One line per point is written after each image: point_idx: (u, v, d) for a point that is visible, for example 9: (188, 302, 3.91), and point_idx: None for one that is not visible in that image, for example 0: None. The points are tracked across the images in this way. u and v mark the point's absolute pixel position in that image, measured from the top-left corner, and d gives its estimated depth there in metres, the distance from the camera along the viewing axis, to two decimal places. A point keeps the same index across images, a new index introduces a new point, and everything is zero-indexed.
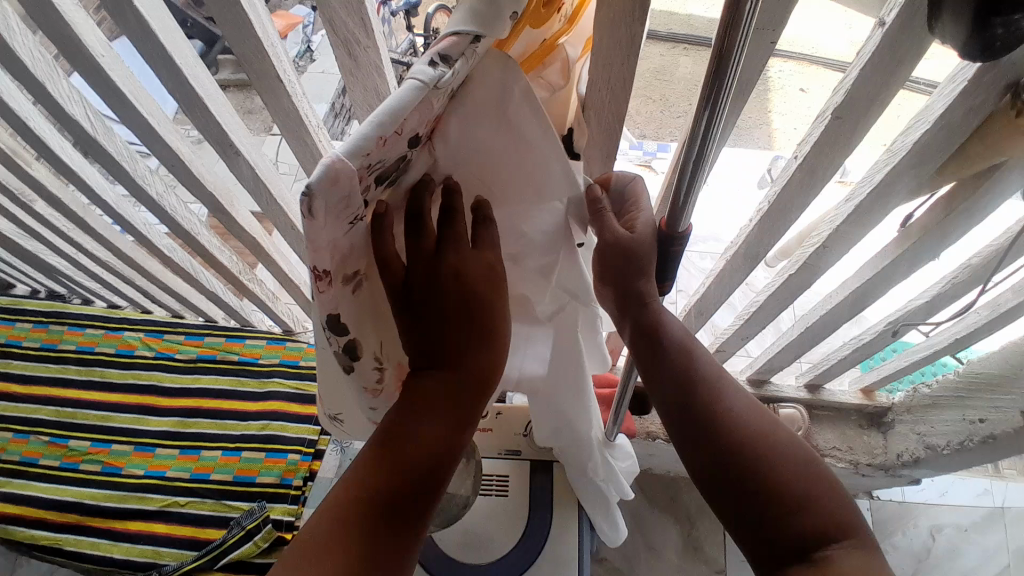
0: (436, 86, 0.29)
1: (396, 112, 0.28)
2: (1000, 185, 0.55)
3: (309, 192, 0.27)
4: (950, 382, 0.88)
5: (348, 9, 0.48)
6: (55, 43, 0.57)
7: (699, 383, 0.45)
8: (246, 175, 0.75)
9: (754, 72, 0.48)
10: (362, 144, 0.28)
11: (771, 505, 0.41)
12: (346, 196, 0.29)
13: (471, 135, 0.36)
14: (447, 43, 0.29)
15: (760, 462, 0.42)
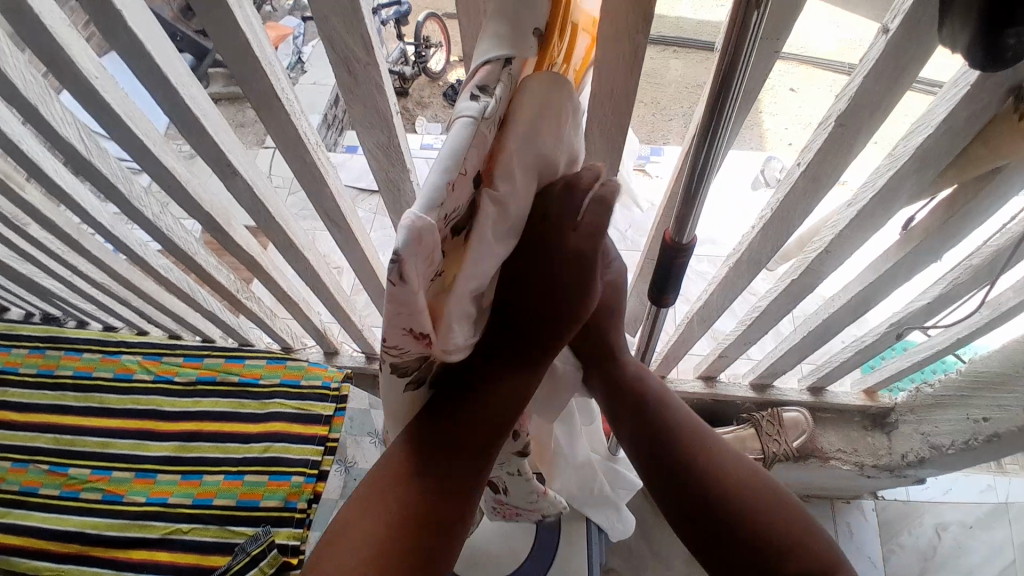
0: (484, 117, 0.28)
1: (457, 151, 0.27)
2: (1002, 188, 0.56)
3: (398, 259, 0.26)
4: (952, 382, 0.88)
5: (346, 26, 0.47)
6: (44, 63, 0.56)
7: (680, 430, 0.48)
8: (245, 197, 0.75)
9: (758, 83, 0.48)
10: (436, 194, 0.26)
11: (756, 549, 0.44)
12: (430, 254, 0.28)
13: (529, 159, 0.32)
14: (482, 72, 0.29)
15: (742, 508, 0.45)
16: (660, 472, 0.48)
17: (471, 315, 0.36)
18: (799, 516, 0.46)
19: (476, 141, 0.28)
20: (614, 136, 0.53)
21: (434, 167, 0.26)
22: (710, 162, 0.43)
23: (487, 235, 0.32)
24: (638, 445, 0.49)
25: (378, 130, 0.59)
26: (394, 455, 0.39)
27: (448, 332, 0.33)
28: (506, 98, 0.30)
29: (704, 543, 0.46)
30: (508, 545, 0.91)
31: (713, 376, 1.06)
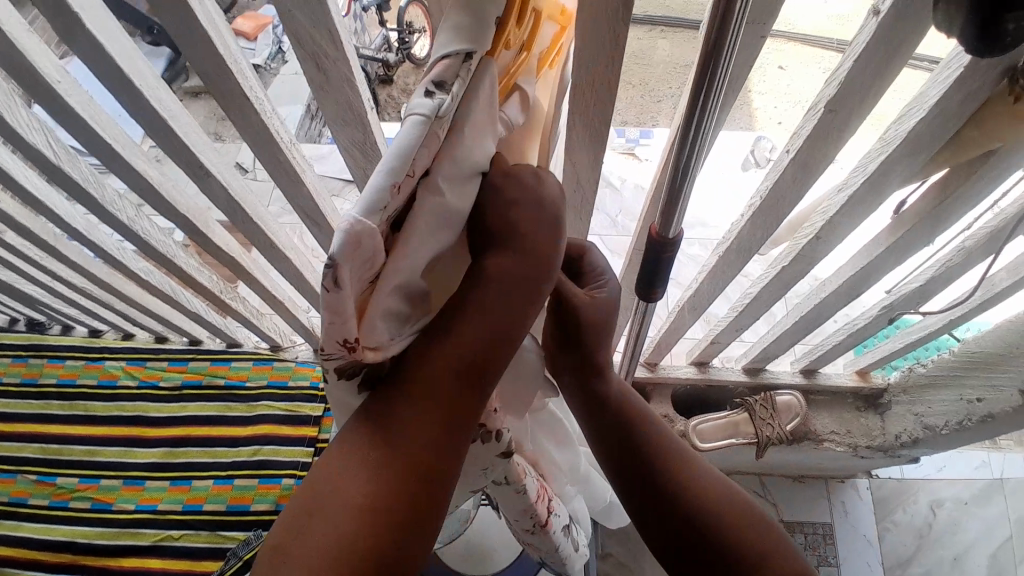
0: (437, 116, 0.29)
1: (405, 153, 0.28)
2: (995, 171, 0.54)
3: (332, 262, 0.27)
4: (946, 361, 0.88)
5: (313, 21, 0.45)
6: (7, 72, 0.54)
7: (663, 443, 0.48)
8: (220, 197, 0.73)
9: (745, 68, 0.46)
10: (378, 197, 0.28)
11: (737, 565, 0.44)
12: (369, 256, 0.30)
13: (469, 154, 0.33)
14: (441, 68, 0.30)
15: (724, 525, 0.45)
16: (642, 489, 0.47)
17: (402, 312, 0.35)
18: (775, 529, 0.47)
19: (426, 140, 0.29)
20: (596, 128, 0.51)
21: (380, 171, 0.28)
22: (694, 158, 0.41)
23: (423, 235, 0.33)
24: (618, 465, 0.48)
25: (352, 127, 0.57)
26: (356, 433, 0.33)
27: (372, 330, 0.33)
28: (461, 97, 0.31)
29: (688, 560, 0.46)
30: (503, 539, 0.91)
31: (706, 362, 1.05)
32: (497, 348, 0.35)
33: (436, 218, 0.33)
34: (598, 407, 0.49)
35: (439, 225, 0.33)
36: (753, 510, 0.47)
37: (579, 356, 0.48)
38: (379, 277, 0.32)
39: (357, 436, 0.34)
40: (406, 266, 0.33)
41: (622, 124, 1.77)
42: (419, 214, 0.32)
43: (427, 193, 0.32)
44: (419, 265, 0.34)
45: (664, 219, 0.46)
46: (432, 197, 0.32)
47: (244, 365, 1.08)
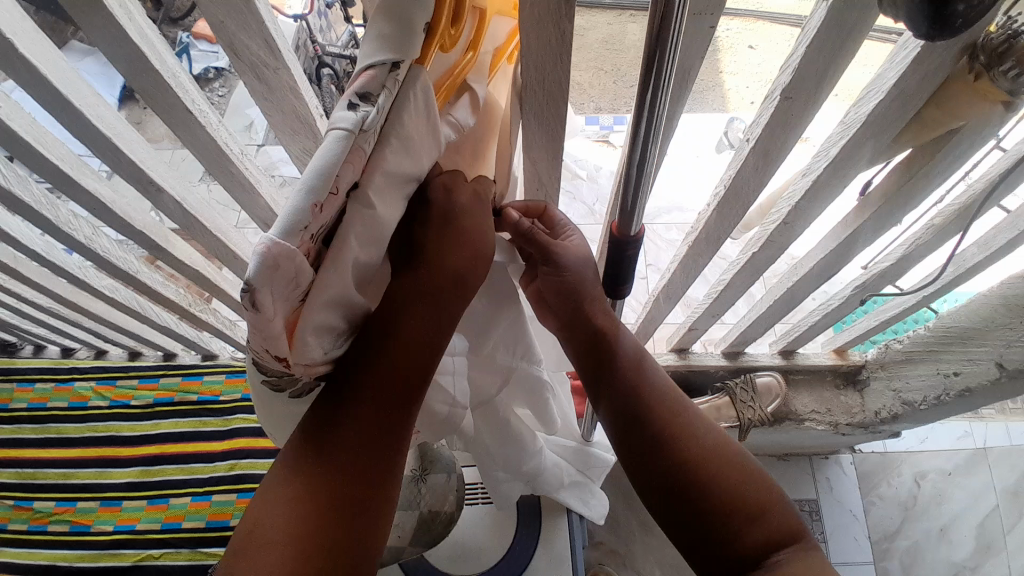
0: (362, 129, 0.28)
1: (326, 170, 0.27)
2: (958, 149, 0.54)
3: (249, 287, 0.27)
4: (921, 337, 0.88)
5: (247, 31, 0.43)
6: None
7: (654, 399, 0.53)
8: (174, 211, 0.71)
9: (694, 59, 0.44)
10: (298, 217, 0.27)
11: (729, 511, 0.49)
12: (293, 277, 0.29)
13: (402, 165, 0.32)
14: (365, 78, 0.28)
15: (715, 476, 0.50)
16: (646, 445, 0.51)
17: (336, 326, 0.36)
18: (776, 491, 0.51)
19: (350, 155, 0.28)
20: (552, 128, 0.49)
21: (299, 189, 0.27)
22: (647, 157, 0.39)
23: (352, 245, 0.32)
24: (620, 421, 0.53)
25: (302, 135, 0.56)
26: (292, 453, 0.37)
27: (303, 345, 0.34)
28: (389, 106, 0.30)
29: (683, 519, 0.49)
30: (489, 538, 0.90)
31: (685, 348, 1.05)
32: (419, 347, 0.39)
33: (365, 230, 0.32)
34: (601, 366, 0.53)
35: (369, 237, 0.33)
36: (757, 473, 0.51)
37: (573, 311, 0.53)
38: (308, 295, 0.32)
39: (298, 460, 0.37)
40: (338, 281, 0.33)
41: (595, 110, 1.74)
42: (349, 227, 0.32)
43: (356, 206, 0.31)
44: (350, 277, 0.34)
45: (623, 211, 0.45)
46: (360, 209, 0.31)
47: (216, 379, 1.08)
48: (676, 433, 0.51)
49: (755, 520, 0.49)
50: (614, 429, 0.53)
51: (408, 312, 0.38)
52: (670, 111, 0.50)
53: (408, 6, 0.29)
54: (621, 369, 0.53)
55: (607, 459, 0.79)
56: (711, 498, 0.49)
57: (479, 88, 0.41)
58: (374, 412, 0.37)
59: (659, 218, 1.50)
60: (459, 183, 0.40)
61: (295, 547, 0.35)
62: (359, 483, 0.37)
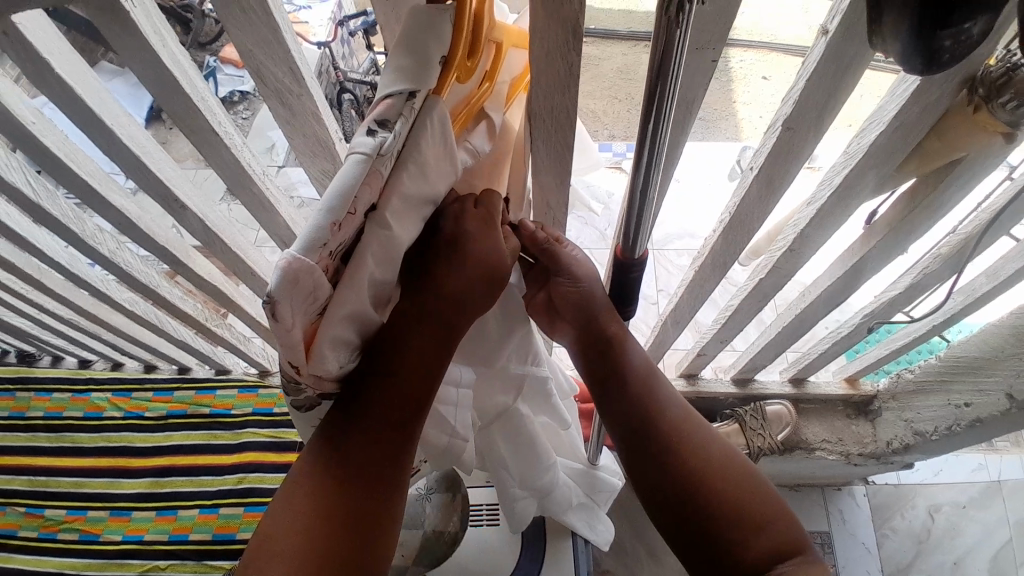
0: (379, 154, 0.29)
1: (345, 191, 0.29)
2: (959, 180, 0.55)
3: (270, 299, 0.28)
4: (933, 367, 0.87)
5: (272, 58, 0.45)
6: None
7: (663, 418, 0.53)
8: (196, 228, 0.73)
9: (696, 91, 0.46)
10: (317, 235, 0.29)
11: (735, 526, 0.49)
12: (312, 291, 0.31)
13: (419, 190, 0.34)
14: (383, 106, 0.30)
15: (722, 492, 0.50)
16: (651, 455, 0.52)
17: (353, 340, 0.37)
18: (783, 509, 0.50)
19: (368, 177, 0.29)
20: (561, 155, 0.51)
21: (320, 209, 0.29)
22: (650, 183, 0.40)
23: (369, 264, 0.34)
24: (626, 430, 0.53)
25: (321, 157, 0.58)
26: (304, 468, 0.39)
27: (320, 359, 0.35)
28: (406, 132, 0.31)
29: (684, 527, 0.50)
30: (494, 558, 0.90)
31: (695, 374, 1.05)
32: (426, 370, 0.40)
33: (382, 250, 0.34)
34: (610, 380, 0.54)
35: (385, 257, 0.34)
36: (761, 485, 0.51)
37: (588, 324, 0.53)
38: (325, 309, 0.33)
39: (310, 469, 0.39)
40: (356, 297, 0.34)
41: (609, 136, 1.77)
42: (366, 246, 0.33)
43: (373, 227, 0.32)
44: (368, 295, 0.35)
45: (625, 232, 0.45)
46: (377, 229, 0.33)
47: (229, 393, 1.09)
48: (681, 444, 0.52)
49: (756, 532, 0.49)
50: (620, 437, 0.54)
51: (418, 336, 0.39)
52: (675, 139, 0.51)
53: (424, 42, 0.30)
54: (631, 380, 0.54)
55: (615, 483, 0.79)
56: (711, 510, 0.49)
57: (496, 116, 0.43)
58: (385, 427, 0.39)
59: (671, 243, 1.51)
60: (472, 210, 0.40)
61: (306, 557, 0.36)
62: (369, 495, 0.39)
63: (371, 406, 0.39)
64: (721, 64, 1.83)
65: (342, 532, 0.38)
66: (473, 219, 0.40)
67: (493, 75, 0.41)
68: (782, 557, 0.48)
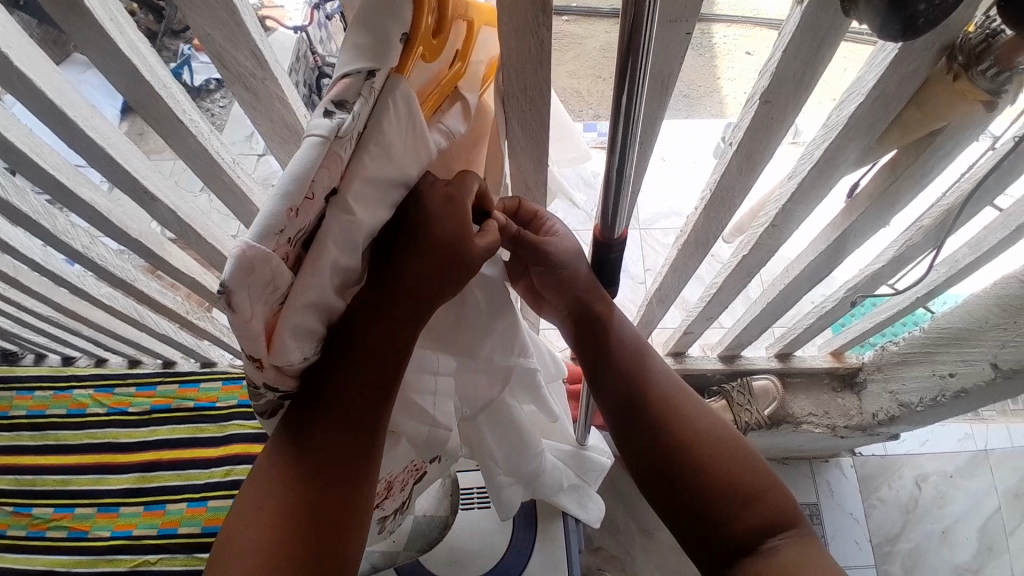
0: (337, 136, 0.28)
1: (301, 175, 0.28)
2: (940, 152, 0.54)
3: (224, 289, 0.28)
4: (916, 339, 0.88)
5: (233, 42, 0.44)
6: None
7: (654, 395, 0.53)
8: (170, 220, 0.72)
9: (671, 66, 0.45)
10: (273, 221, 0.28)
11: (729, 501, 0.49)
12: (270, 280, 0.30)
13: (382, 175, 0.32)
14: (341, 86, 0.29)
15: (716, 467, 0.49)
16: (641, 431, 0.52)
17: (318, 330, 0.36)
18: (778, 485, 0.50)
19: (326, 160, 0.28)
20: (537, 135, 0.50)
21: (275, 193, 0.28)
22: (625, 163, 0.39)
23: (331, 249, 0.33)
24: (616, 406, 0.53)
25: (292, 144, 0.56)
26: (273, 456, 0.38)
27: (282, 349, 0.34)
28: (367, 113, 0.30)
29: (677, 502, 0.50)
30: (486, 541, 0.91)
31: (682, 352, 1.05)
32: (395, 356, 0.39)
33: (344, 236, 0.32)
34: (601, 359, 0.54)
35: (349, 244, 0.33)
36: (752, 456, 0.51)
37: (578, 304, 0.53)
38: (287, 298, 0.32)
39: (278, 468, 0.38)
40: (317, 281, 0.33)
41: (594, 117, 1.74)
42: (327, 231, 0.32)
43: (335, 212, 0.31)
44: (331, 282, 0.34)
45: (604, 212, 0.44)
46: (340, 214, 0.31)
47: (214, 386, 1.08)
48: (670, 419, 0.52)
49: (748, 504, 0.48)
50: (610, 414, 0.54)
51: (385, 322, 0.38)
52: (650, 116, 0.50)
53: (387, 21, 0.29)
54: (620, 358, 0.54)
55: (603, 462, 0.80)
56: (703, 483, 0.49)
57: (471, 98, 0.42)
58: (350, 420, 0.39)
59: (657, 223, 1.50)
60: (440, 191, 0.39)
61: (278, 557, 0.36)
62: (340, 488, 0.38)
63: (341, 394, 0.38)
64: (705, 39, 1.81)
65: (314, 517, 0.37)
66: (444, 200, 0.38)
67: (466, 54, 0.39)
68: (776, 528, 0.48)
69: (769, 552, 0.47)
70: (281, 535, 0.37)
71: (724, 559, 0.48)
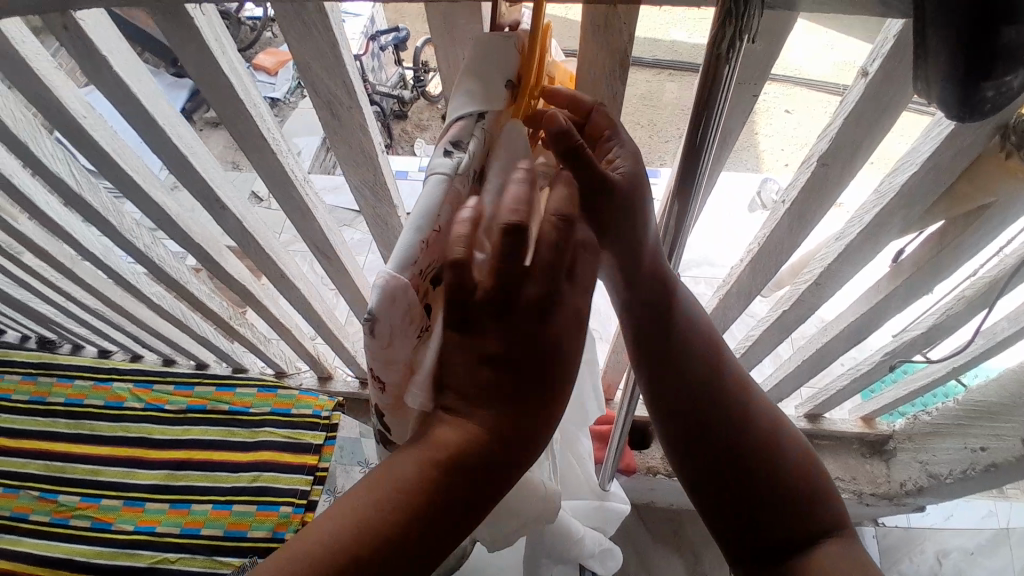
0: (457, 172, 0.31)
1: (431, 208, 0.31)
2: (990, 225, 0.55)
3: (371, 316, 0.30)
4: (949, 410, 0.87)
5: (327, 71, 0.47)
6: (37, 106, 0.57)
7: (721, 391, 0.44)
8: (234, 229, 0.75)
9: (737, 122, 0.48)
10: (409, 252, 0.30)
11: (789, 504, 0.42)
12: (410, 311, 0.31)
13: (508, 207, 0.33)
14: (456, 129, 0.33)
15: (781, 466, 0.43)
16: (700, 435, 0.44)
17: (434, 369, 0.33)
18: (831, 487, 0.44)
19: (450, 195, 0.31)
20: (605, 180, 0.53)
21: (410, 225, 0.30)
22: (689, 214, 0.39)
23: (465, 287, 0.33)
24: (677, 407, 0.44)
25: (363, 167, 0.59)
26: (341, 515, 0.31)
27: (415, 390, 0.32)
28: (482, 154, 0.33)
29: (731, 508, 0.43)
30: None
31: None
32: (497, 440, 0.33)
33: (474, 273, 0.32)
34: (662, 354, 0.45)
35: None
36: (812, 456, 0.45)
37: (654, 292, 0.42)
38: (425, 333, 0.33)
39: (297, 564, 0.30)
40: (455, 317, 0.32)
41: None
42: None
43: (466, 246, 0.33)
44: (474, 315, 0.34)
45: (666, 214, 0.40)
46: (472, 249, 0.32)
47: (249, 392, 1.11)
48: (736, 418, 0.44)
49: (807, 509, 0.43)
50: (666, 412, 0.45)
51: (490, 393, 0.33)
52: (711, 170, 0.53)
53: (493, 71, 0.33)
54: (688, 350, 0.45)
55: (623, 508, 0.79)
56: (762, 487, 0.42)
57: None
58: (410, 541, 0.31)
59: (688, 270, 1.51)
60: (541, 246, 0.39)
61: None
62: None
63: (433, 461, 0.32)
64: None
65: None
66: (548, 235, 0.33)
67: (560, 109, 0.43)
68: (830, 532, 0.43)
69: (818, 558, 0.41)
70: None
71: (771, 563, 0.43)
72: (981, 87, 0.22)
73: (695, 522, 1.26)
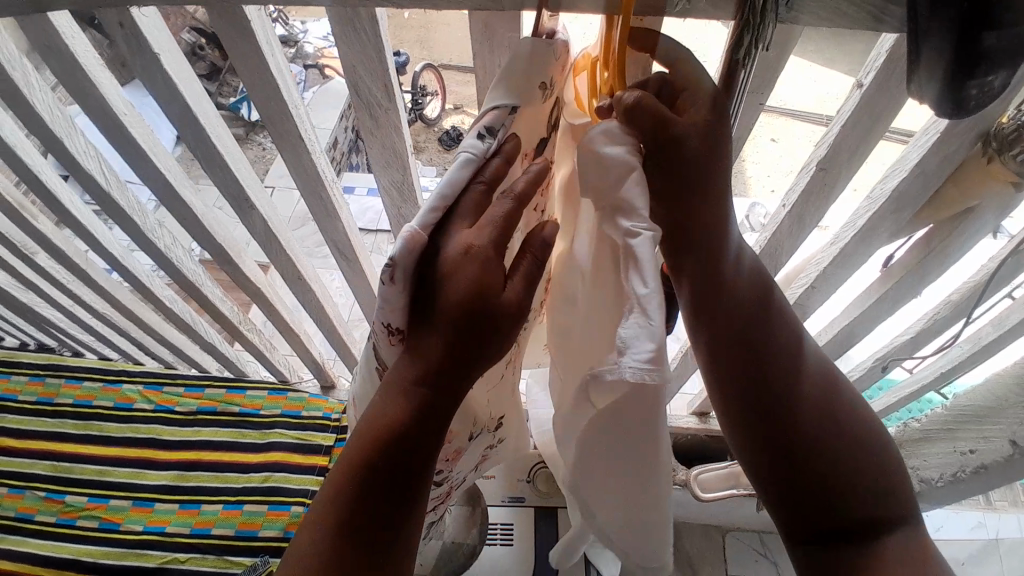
0: (483, 152, 0.35)
1: (454, 180, 0.34)
2: (976, 227, 0.59)
3: (392, 262, 0.33)
4: (938, 416, 0.93)
5: (372, 75, 0.51)
6: (78, 94, 0.59)
7: (783, 374, 0.46)
8: (259, 231, 0.78)
9: (746, 128, 0.52)
10: (428, 218, 0.34)
11: (856, 496, 0.44)
12: (421, 266, 0.35)
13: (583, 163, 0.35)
14: (490, 116, 0.35)
15: (852, 460, 0.45)
16: (762, 415, 0.46)
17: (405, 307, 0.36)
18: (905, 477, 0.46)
19: (473, 174, 0.35)
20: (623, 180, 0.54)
21: (433, 196, 0.34)
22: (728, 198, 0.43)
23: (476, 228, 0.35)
24: (739, 389, 0.47)
25: (393, 167, 0.63)
26: (355, 446, 0.39)
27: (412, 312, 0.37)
28: (509, 139, 0.37)
29: (791, 489, 0.46)
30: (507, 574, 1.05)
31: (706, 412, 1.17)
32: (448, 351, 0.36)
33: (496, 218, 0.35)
34: (727, 343, 0.46)
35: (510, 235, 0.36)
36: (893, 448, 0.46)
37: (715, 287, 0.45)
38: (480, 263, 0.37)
39: (325, 517, 0.39)
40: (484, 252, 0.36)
41: None
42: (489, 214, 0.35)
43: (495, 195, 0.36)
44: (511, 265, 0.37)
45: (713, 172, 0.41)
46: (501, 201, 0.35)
47: (258, 395, 1.12)
48: (814, 412, 0.45)
49: (875, 501, 0.44)
50: (728, 390, 0.47)
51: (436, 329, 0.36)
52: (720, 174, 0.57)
53: (529, 70, 0.36)
54: (756, 340, 0.46)
55: None
56: (827, 480, 0.45)
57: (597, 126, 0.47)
58: (385, 493, 0.38)
59: None
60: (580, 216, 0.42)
61: (337, 514, 0.38)
62: (389, 483, 0.38)
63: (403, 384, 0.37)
64: None
65: (372, 485, 0.38)
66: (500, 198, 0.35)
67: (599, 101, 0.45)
68: (897, 521, 0.44)
69: (880, 554, 0.43)
70: (340, 502, 0.38)
71: (820, 542, 0.46)
72: (967, 84, 0.26)
73: (692, 534, 1.28)
